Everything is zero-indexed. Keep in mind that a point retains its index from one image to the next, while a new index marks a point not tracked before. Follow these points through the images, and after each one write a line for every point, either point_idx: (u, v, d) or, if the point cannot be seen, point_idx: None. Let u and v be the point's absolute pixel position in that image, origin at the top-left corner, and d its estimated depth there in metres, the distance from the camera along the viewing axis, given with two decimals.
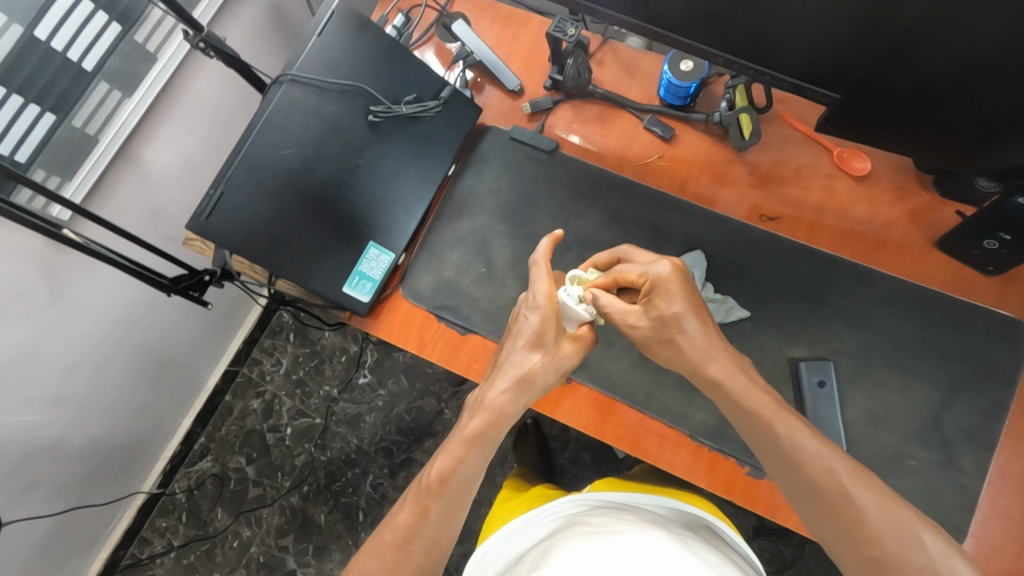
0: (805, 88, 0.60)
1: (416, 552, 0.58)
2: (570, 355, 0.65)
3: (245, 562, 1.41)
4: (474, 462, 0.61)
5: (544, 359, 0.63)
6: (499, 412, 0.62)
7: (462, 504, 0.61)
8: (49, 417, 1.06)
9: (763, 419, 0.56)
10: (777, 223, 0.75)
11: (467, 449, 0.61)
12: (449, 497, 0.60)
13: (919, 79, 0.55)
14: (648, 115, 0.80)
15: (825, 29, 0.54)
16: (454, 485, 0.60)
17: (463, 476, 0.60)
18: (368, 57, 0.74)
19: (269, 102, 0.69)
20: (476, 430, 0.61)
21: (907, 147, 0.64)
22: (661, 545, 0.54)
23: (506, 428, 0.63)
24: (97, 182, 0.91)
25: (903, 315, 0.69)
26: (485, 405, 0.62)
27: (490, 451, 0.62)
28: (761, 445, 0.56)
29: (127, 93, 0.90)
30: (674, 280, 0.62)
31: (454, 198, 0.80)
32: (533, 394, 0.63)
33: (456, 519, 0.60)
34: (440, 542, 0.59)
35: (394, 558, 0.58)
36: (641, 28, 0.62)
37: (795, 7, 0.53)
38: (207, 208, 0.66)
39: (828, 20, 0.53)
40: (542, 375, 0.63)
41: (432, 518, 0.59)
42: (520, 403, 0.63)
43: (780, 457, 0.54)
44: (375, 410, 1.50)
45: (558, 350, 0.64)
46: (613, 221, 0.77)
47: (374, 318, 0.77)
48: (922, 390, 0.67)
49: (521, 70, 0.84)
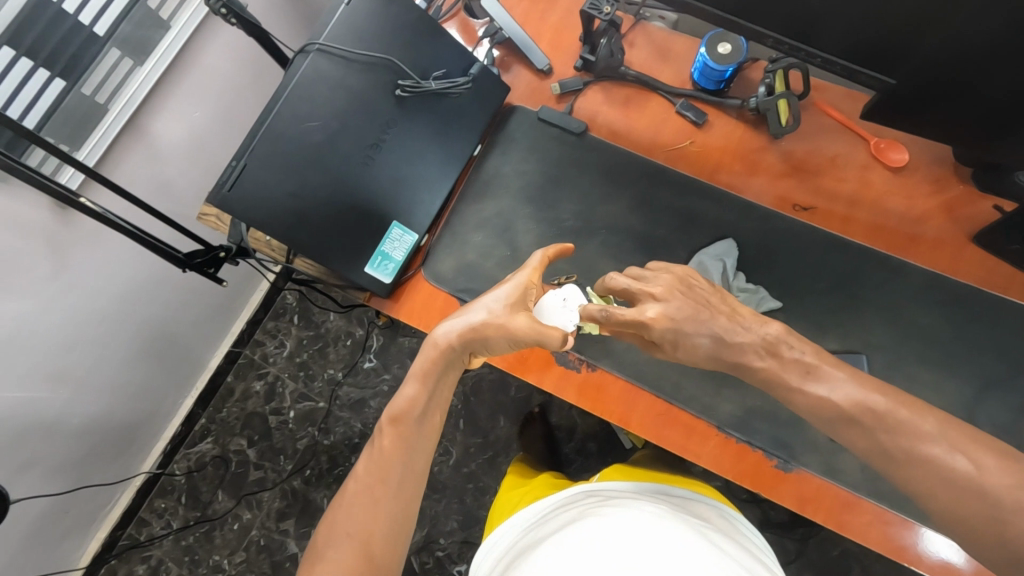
0: (858, 72, 0.58)
1: (382, 499, 0.62)
2: (522, 323, 0.61)
3: (245, 545, 1.40)
4: (422, 404, 0.67)
5: (492, 319, 0.63)
6: (442, 356, 0.66)
7: (418, 447, 0.66)
8: (49, 392, 1.03)
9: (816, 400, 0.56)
10: (810, 213, 0.73)
11: (420, 390, 0.67)
12: (405, 437, 0.66)
13: (980, 67, 0.53)
14: (681, 99, 0.78)
15: (880, 9, 0.52)
16: (408, 425, 0.66)
17: (414, 417, 0.66)
18: (398, 28, 0.71)
19: (295, 73, 0.66)
20: (423, 372, 0.67)
21: (963, 136, 0.62)
22: (690, 548, 0.54)
23: (449, 372, 0.68)
24: (106, 152, 0.88)
25: (936, 308, 0.68)
26: (427, 343, 0.66)
27: (443, 393, 0.69)
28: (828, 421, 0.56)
29: (138, 61, 0.87)
30: (671, 325, 0.60)
31: (479, 179, 0.78)
32: (476, 345, 0.65)
33: (416, 462, 0.65)
34: (404, 486, 0.64)
35: (363, 501, 0.62)
36: (687, 5, 0.60)
37: None
38: (229, 180, 0.64)
39: (888, 4, 0.51)
40: (487, 332, 0.63)
41: (392, 460, 0.64)
42: (463, 351, 0.66)
43: (850, 426, 0.55)
44: (380, 396, 1.48)
45: (509, 317, 0.62)
46: (641, 207, 0.75)
47: (394, 301, 0.75)
48: (956, 386, 0.66)
49: (550, 49, 0.81)
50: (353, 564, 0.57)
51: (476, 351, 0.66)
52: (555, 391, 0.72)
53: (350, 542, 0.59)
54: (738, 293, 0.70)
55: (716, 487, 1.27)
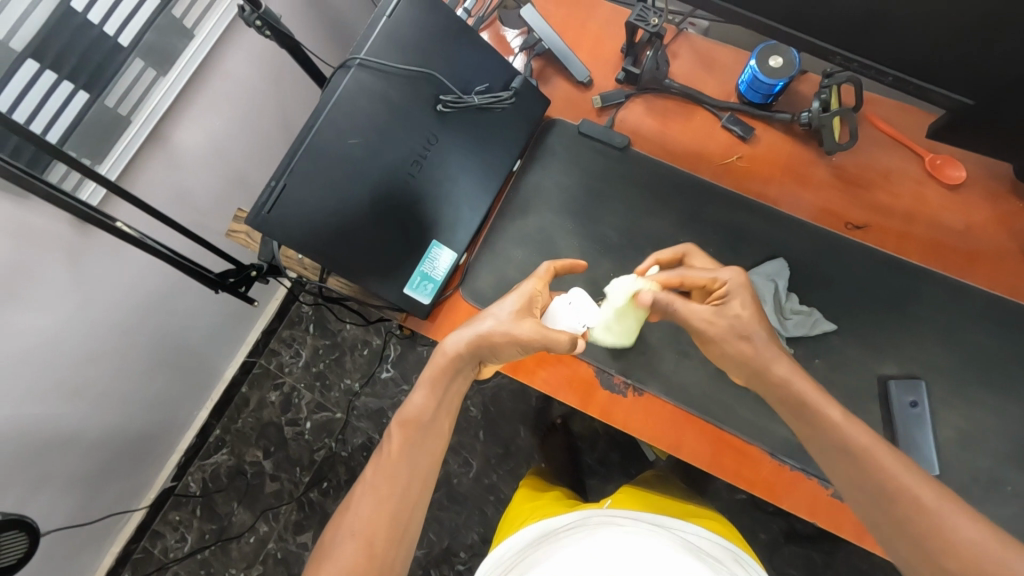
0: (931, 90, 0.55)
1: (387, 501, 0.61)
2: (527, 328, 0.61)
3: (262, 558, 1.38)
4: (433, 409, 0.65)
5: (501, 325, 0.62)
6: (453, 363, 0.64)
7: (425, 452, 0.64)
8: (66, 407, 1.01)
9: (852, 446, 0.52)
10: (864, 232, 0.71)
11: (433, 395, 0.65)
12: (413, 443, 0.64)
13: None
14: (727, 113, 0.75)
15: (964, 24, 0.49)
16: (417, 430, 0.64)
17: (424, 423, 0.65)
18: (439, 40, 0.68)
19: (336, 89, 0.63)
20: (436, 376, 0.65)
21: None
22: None
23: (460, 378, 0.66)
24: (127, 165, 0.86)
25: (997, 330, 0.66)
26: (441, 349, 0.64)
27: (453, 400, 0.67)
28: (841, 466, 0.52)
29: (161, 71, 0.85)
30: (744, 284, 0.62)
31: (519, 195, 0.76)
32: (487, 353, 0.63)
33: (421, 466, 0.63)
34: (409, 490, 0.62)
35: (369, 504, 0.61)
36: (751, 20, 0.57)
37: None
38: (269, 202, 0.61)
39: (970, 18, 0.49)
40: (495, 339, 0.62)
41: (398, 464, 0.63)
42: (474, 358, 0.64)
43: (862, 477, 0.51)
44: (398, 406, 1.46)
45: (517, 325, 0.62)
46: (689, 223, 0.73)
47: (432, 321, 0.73)
48: (1019, 412, 0.64)
49: (590, 60, 0.79)
50: (356, 563, 0.57)
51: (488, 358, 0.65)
52: (607, 419, 0.69)
53: (352, 540, 0.59)
54: (792, 316, 0.67)
55: (742, 500, 1.25)
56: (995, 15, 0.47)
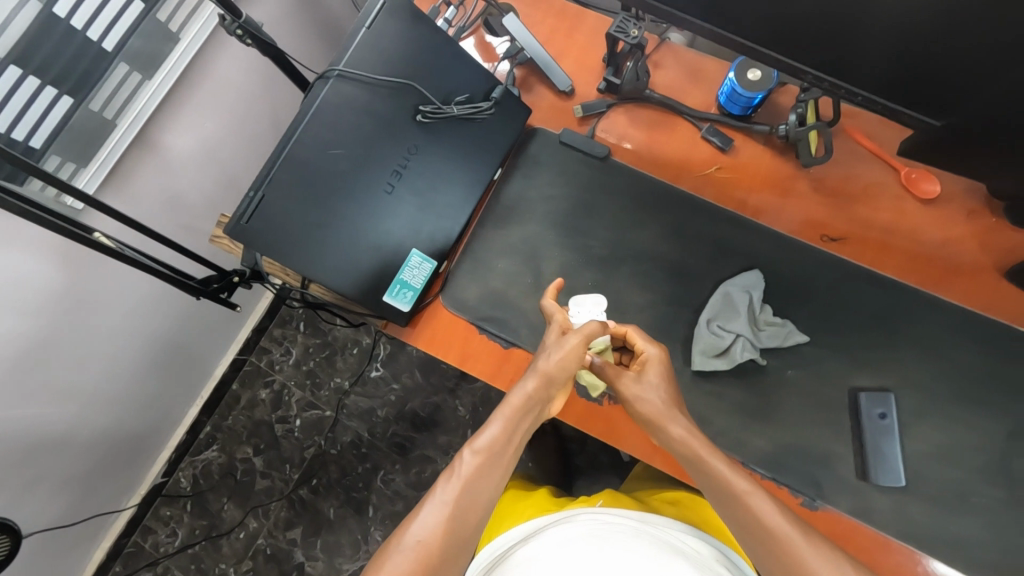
0: (900, 112, 0.56)
1: (457, 521, 0.56)
2: (574, 343, 0.64)
3: (252, 554, 1.40)
4: (508, 444, 0.62)
5: (566, 356, 0.64)
6: (530, 401, 0.63)
7: (495, 483, 0.60)
8: (57, 408, 1.01)
9: (735, 493, 0.56)
10: (840, 244, 0.72)
11: (510, 428, 0.62)
12: (487, 471, 0.59)
13: None
14: (707, 124, 0.76)
15: (937, 47, 0.50)
16: (492, 459, 0.60)
17: (500, 453, 0.61)
18: (420, 51, 0.69)
19: (315, 101, 0.63)
20: (517, 409, 0.62)
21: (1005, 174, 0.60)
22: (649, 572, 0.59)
23: (531, 417, 0.64)
24: (112, 169, 0.87)
25: (970, 344, 0.67)
26: (519, 389, 0.63)
27: (521, 440, 0.64)
28: (736, 516, 0.56)
29: (147, 75, 0.85)
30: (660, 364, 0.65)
31: (501, 204, 0.76)
32: (555, 390, 0.64)
33: (488, 496, 0.59)
34: (477, 515, 0.57)
35: (438, 522, 0.55)
36: (724, 39, 0.58)
37: (904, 23, 0.49)
38: (247, 213, 0.61)
39: (942, 40, 0.49)
40: (560, 371, 0.63)
41: (469, 487, 0.58)
42: (545, 397, 0.64)
43: (747, 526, 0.55)
44: (388, 405, 1.48)
45: (574, 351, 0.64)
46: (669, 235, 0.73)
47: (412, 327, 0.74)
48: (988, 425, 0.65)
49: (574, 69, 0.79)
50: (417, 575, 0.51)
51: (552, 397, 0.65)
52: (609, 438, 0.70)
53: (409, 555, 0.53)
54: (766, 327, 0.68)
55: None
56: (966, 41, 0.48)
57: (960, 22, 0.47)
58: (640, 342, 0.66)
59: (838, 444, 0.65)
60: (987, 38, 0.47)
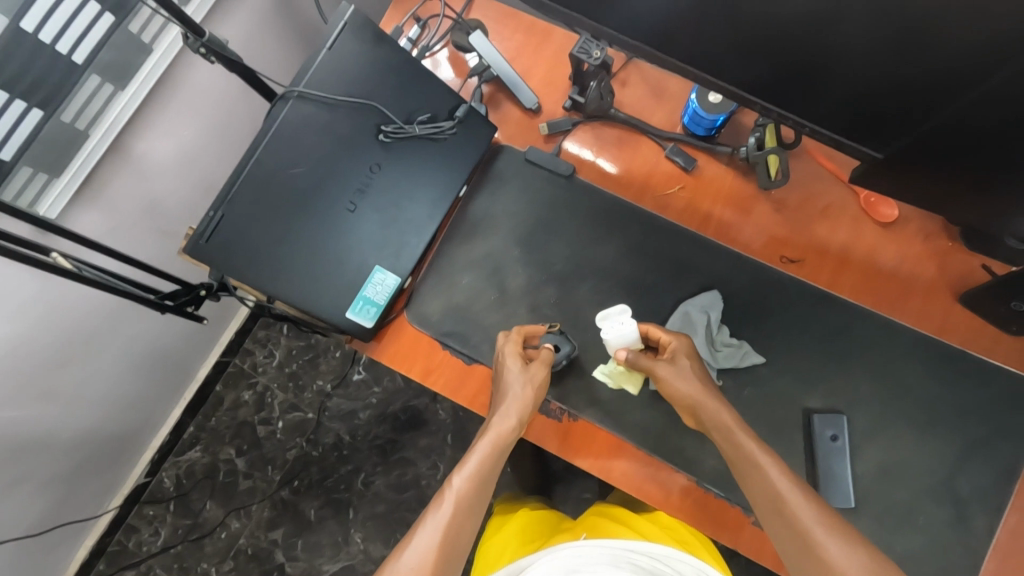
0: (844, 143, 0.58)
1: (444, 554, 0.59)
2: (535, 374, 0.66)
3: (234, 554, 1.41)
4: (489, 474, 0.66)
5: (528, 389, 0.66)
6: (505, 434, 0.66)
7: (476, 513, 0.63)
8: (36, 411, 1.02)
9: (757, 463, 0.58)
10: (799, 266, 0.73)
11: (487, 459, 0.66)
12: (468, 505, 0.63)
13: (986, 133, 0.51)
14: (671, 143, 0.76)
15: (880, 80, 0.50)
16: (476, 489, 0.64)
17: (479, 486, 0.64)
18: (383, 71, 0.70)
19: (275, 119, 0.65)
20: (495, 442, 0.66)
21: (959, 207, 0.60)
22: None
23: (506, 447, 0.67)
24: (85, 180, 0.87)
25: (922, 367, 0.68)
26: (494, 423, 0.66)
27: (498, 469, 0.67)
28: (759, 494, 0.58)
29: (119, 86, 0.85)
30: (691, 350, 0.67)
31: (466, 220, 0.77)
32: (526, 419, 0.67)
33: (469, 528, 0.62)
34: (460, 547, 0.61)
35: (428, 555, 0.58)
36: (680, 69, 0.58)
37: (856, 53, 0.49)
38: (207, 231, 0.63)
39: (889, 73, 0.49)
40: (527, 403, 0.66)
41: (453, 521, 0.61)
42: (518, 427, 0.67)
43: (771, 500, 0.57)
44: (370, 408, 1.49)
45: (533, 382, 0.66)
46: (630, 254, 0.74)
47: (377, 341, 0.74)
48: (936, 448, 0.66)
49: (540, 87, 0.80)
50: None
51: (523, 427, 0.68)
52: (605, 477, 0.69)
53: None
54: (722, 348, 0.69)
55: None
56: (908, 74, 0.49)
57: (908, 54, 0.47)
58: (664, 336, 0.67)
59: (789, 464, 0.66)
60: (930, 71, 0.48)
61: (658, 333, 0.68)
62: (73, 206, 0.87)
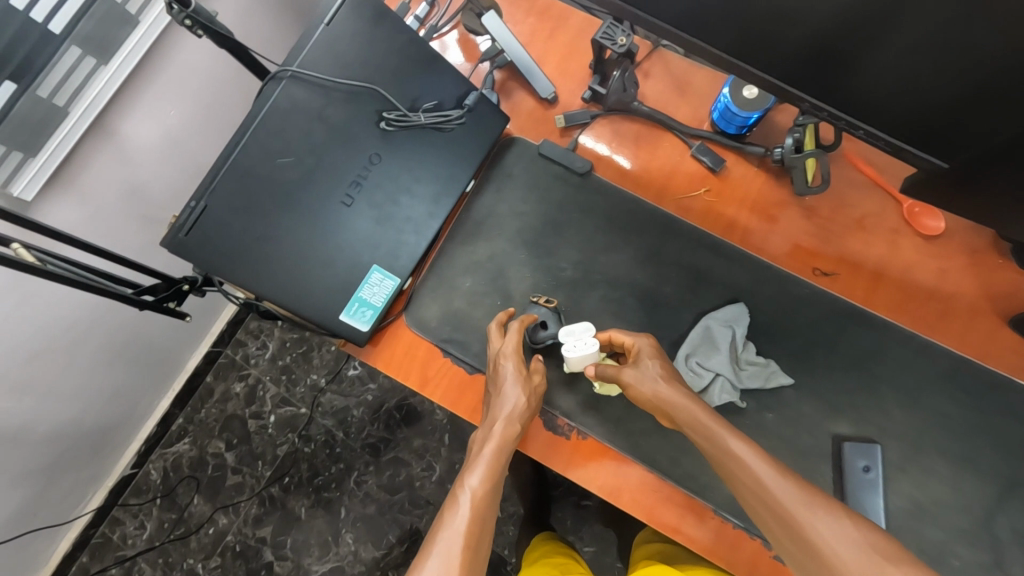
0: (903, 149, 0.52)
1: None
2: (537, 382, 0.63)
3: (220, 551, 1.36)
4: (494, 488, 0.61)
5: (530, 395, 0.61)
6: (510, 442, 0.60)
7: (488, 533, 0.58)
8: (11, 402, 0.96)
9: (735, 460, 0.51)
10: (832, 279, 0.67)
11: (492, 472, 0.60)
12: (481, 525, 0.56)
13: None
14: (697, 141, 0.70)
15: (954, 80, 0.44)
16: (485, 505, 0.58)
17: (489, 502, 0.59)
18: (384, 53, 0.64)
19: (266, 102, 0.58)
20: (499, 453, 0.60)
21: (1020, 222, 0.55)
22: None
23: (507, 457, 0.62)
24: (63, 161, 0.79)
25: (962, 396, 0.62)
26: (498, 432, 0.60)
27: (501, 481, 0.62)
28: (750, 499, 0.50)
29: (102, 60, 0.78)
30: (658, 351, 0.61)
31: (470, 218, 0.71)
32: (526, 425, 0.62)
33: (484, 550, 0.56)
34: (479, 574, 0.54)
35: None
36: (726, 61, 0.52)
37: (929, 47, 0.43)
38: (187, 224, 0.56)
39: (965, 73, 0.43)
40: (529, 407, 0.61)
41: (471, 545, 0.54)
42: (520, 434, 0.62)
43: (760, 502, 0.49)
44: (364, 404, 1.44)
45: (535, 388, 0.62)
46: (648, 259, 0.69)
47: (372, 346, 0.68)
48: (975, 483, 0.60)
49: (556, 75, 0.73)
50: None
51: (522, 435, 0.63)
52: (610, 498, 0.64)
53: None
54: (747, 367, 0.63)
55: None
56: (992, 76, 0.42)
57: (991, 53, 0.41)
58: (627, 338, 0.62)
59: None
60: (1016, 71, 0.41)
61: (621, 337, 0.63)
62: (50, 187, 0.80)
